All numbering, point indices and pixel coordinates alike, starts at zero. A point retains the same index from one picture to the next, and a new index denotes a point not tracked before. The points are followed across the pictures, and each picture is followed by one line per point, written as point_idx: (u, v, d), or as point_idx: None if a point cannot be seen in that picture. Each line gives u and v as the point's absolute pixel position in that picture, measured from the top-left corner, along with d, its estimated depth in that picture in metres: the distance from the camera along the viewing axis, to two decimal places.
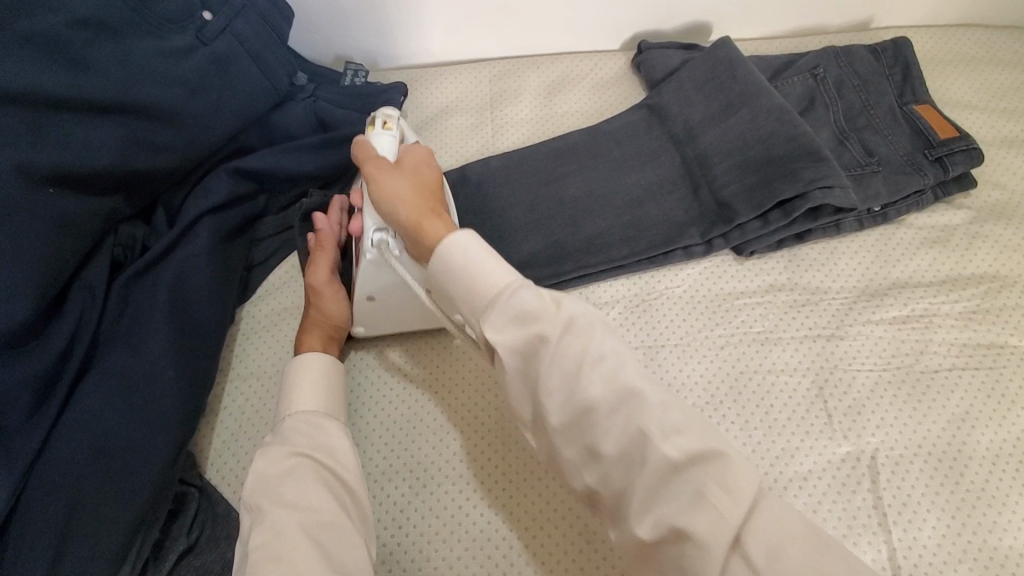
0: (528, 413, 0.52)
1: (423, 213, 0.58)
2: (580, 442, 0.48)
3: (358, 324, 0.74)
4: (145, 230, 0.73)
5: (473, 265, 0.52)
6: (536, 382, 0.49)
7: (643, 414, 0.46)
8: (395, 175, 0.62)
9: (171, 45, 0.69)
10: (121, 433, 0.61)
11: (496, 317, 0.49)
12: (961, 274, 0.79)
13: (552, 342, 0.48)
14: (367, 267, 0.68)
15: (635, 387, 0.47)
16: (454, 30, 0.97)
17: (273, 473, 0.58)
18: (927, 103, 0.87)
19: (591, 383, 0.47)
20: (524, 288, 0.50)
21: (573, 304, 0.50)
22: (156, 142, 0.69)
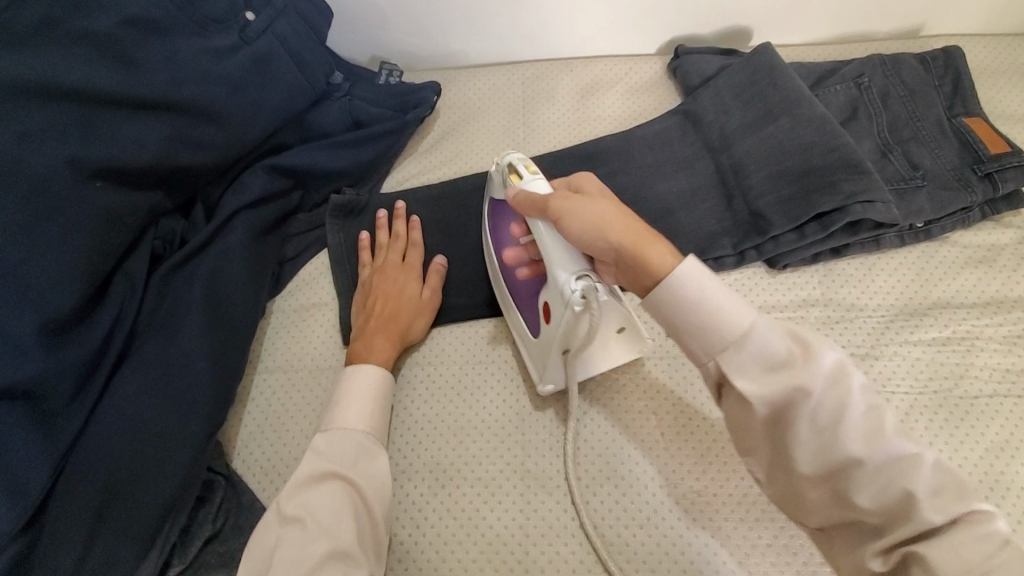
0: (759, 456, 0.50)
1: (641, 241, 0.54)
2: (830, 487, 0.46)
3: (547, 382, 0.69)
4: (184, 224, 0.75)
5: (715, 305, 0.49)
6: (784, 433, 0.47)
7: (911, 475, 0.43)
8: (590, 204, 0.58)
9: (215, 45, 0.71)
10: (156, 419, 0.63)
11: (744, 365, 0.47)
12: (1007, 296, 0.76)
13: (814, 397, 0.45)
14: (571, 325, 0.61)
15: (892, 442, 0.44)
16: (488, 33, 0.97)
17: (308, 494, 0.58)
18: (978, 115, 0.84)
19: (850, 434, 0.44)
20: (772, 329, 0.47)
21: (827, 350, 0.46)
22: (199, 139, 0.71)
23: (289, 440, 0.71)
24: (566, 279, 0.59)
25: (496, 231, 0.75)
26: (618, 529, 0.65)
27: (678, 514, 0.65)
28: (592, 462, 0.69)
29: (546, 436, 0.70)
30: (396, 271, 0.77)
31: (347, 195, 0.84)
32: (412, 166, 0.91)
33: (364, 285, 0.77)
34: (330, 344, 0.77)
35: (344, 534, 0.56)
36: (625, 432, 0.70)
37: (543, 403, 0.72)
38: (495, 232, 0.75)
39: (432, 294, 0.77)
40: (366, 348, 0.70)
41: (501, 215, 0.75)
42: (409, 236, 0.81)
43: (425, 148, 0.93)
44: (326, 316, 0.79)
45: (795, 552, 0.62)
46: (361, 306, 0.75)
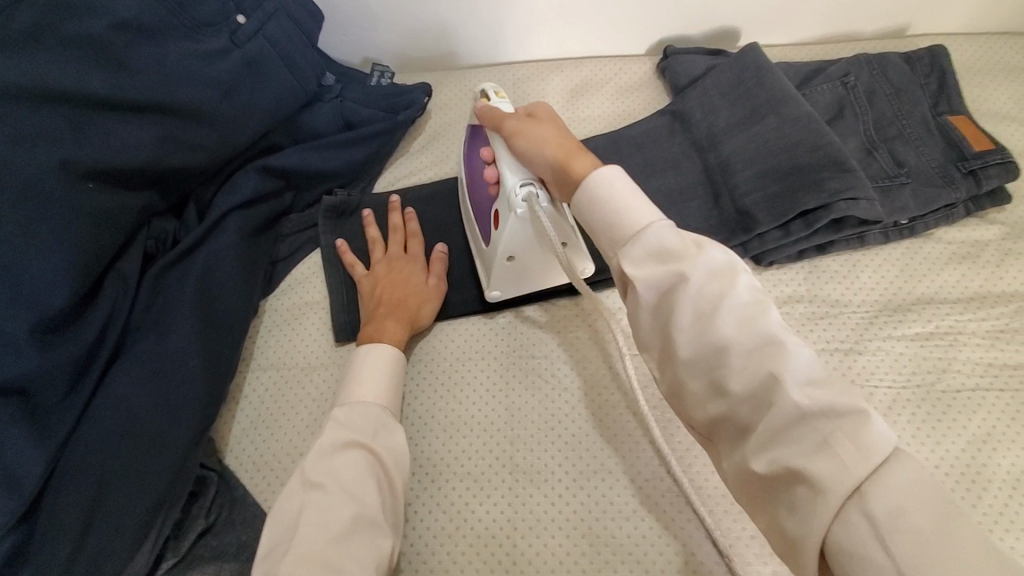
0: (654, 349, 0.52)
1: (571, 153, 0.61)
2: (707, 376, 0.47)
3: (493, 289, 0.76)
4: (177, 224, 0.76)
5: (615, 199, 0.54)
6: (669, 323, 0.49)
7: (786, 365, 0.43)
8: (539, 126, 0.65)
9: (206, 48, 0.72)
10: (148, 416, 0.64)
11: (638, 253, 0.51)
12: (991, 291, 0.76)
13: (691, 282, 0.47)
14: (511, 225, 0.68)
15: (772, 334, 0.45)
16: (479, 34, 0.98)
17: (335, 459, 0.59)
18: (963, 113, 0.85)
19: (724, 319, 0.46)
20: (668, 228, 0.50)
21: (715, 249, 0.49)
22: (191, 141, 0.72)
23: (281, 436, 0.72)
24: (513, 185, 0.66)
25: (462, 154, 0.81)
26: (604, 521, 0.65)
27: (663, 507, 0.66)
28: (580, 456, 0.69)
29: (535, 432, 0.71)
30: (399, 260, 0.79)
31: (338, 197, 0.85)
32: (403, 170, 0.92)
33: (370, 276, 0.78)
34: (322, 342, 0.78)
35: (369, 500, 0.57)
36: (613, 427, 0.71)
37: (531, 399, 0.73)
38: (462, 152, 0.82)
39: (438, 280, 0.79)
40: (377, 333, 0.71)
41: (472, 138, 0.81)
42: (408, 228, 0.83)
43: (417, 151, 0.94)
44: (318, 315, 0.80)
45: None
46: (370, 295, 0.77)
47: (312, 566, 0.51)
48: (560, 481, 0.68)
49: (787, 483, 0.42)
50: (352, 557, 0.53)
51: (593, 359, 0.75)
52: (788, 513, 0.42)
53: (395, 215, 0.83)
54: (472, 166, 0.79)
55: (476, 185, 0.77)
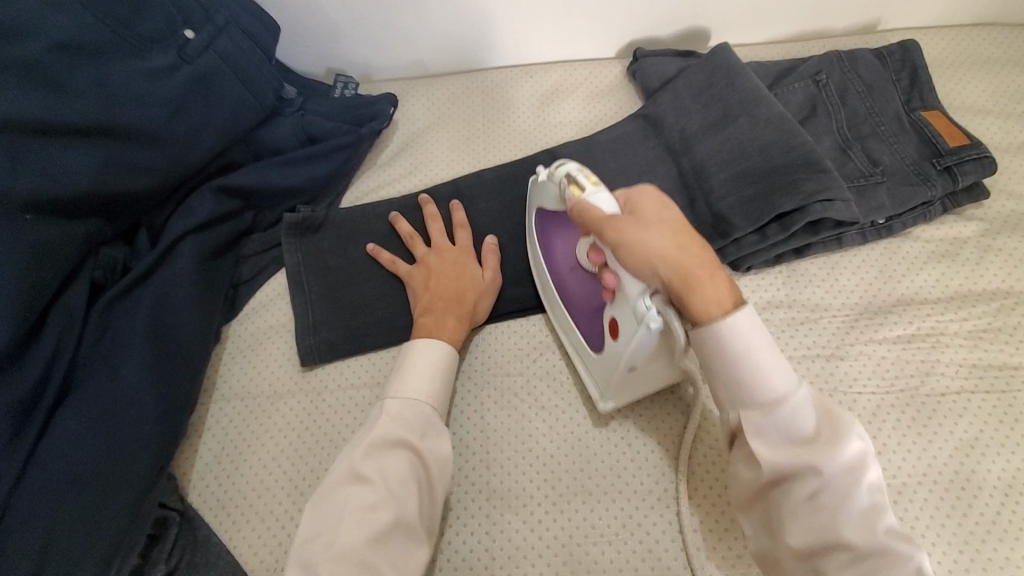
0: (754, 509, 0.56)
1: (704, 269, 0.54)
2: (807, 562, 0.51)
3: (608, 400, 0.67)
4: (126, 252, 0.73)
5: (760, 370, 0.52)
6: (777, 488, 0.52)
7: (892, 570, 0.47)
8: (646, 232, 0.55)
9: (152, 65, 0.69)
10: (100, 456, 0.61)
11: (760, 423, 0.52)
12: (971, 290, 0.75)
13: (825, 476, 0.49)
14: (634, 342, 0.58)
15: (881, 540, 0.47)
16: (444, 41, 0.95)
17: (382, 458, 0.58)
18: (937, 109, 0.84)
19: (849, 519, 0.48)
20: (806, 405, 0.52)
21: (858, 441, 0.50)
22: (137, 163, 0.69)
23: (247, 469, 0.69)
24: (637, 296, 0.56)
25: (551, 247, 0.74)
26: (585, 545, 0.63)
27: (647, 528, 0.64)
28: (559, 478, 0.67)
29: (511, 454, 0.68)
30: (449, 251, 0.77)
31: (302, 212, 0.82)
32: (366, 182, 0.89)
33: (418, 270, 0.76)
34: (288, 368, 0.75)
35: (410, 504, 0.57)
36: (592, 445, 0.68)
37: (508, 418, 0.71)
38: (549, 242, 0.75)
39: (491, 273, 0.77)
40: (437, 328, 0.69)
41: (559, 224, 0.74)
42: (455, 218, 0.81)
43: (382, 162, 0.91)
44: (284, 339, 0.77)
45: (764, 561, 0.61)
46: (422, 289, 0.74)
47: (348, 563, 0.52)
48: (540, 506, 0.65)
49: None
50: (389, 562, 0.54)
51: (569, 376, 0.73)
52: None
53: (432, 207, 0.82)
54: (568, 261, 0.72)
55: (579, 285, 0.70)
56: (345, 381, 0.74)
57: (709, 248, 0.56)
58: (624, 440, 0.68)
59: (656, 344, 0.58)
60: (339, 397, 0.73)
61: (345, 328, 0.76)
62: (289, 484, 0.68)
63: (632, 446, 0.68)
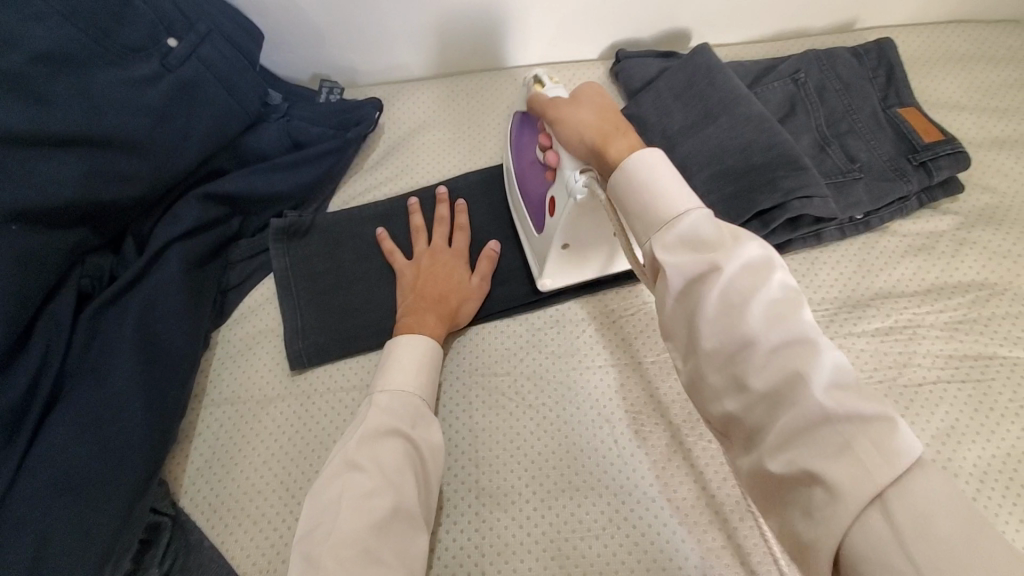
0: (676, 338, 0.50)
1: (612, 133, 0.60)
2: (727, 369, 0.45)
3: (545, 277, 0.76)
4: (114, 260, 0.74)
5: (654, 185, 0.52)
6: (693, 313, 0.47)
7: (813, 369, 0.41)
8: (578, 113, 0.64)
9: (136, 74, 0.70)
10: (90, 462, 0.61)
11: (668, 239, 0.49)
12: (948, 282, 0.77)
13: (725, 275, 0.45)
14: (565, 217, 0.68)
15: (807, 333, 0.43)
16: (428, 45, 0.96)
17: (378, 448, 0.59)
18: (912, 106, 0.85)
19: (755, 316, 0.44)
20: (707, 220, 0.49)
21: (753, 242, 0.47)
22: (122, 172, 0.70)
23: (239, 473, 0.70)
24: (568, 172, 0.65)
25: (518, 142, 0.82)
26: (572, 540, 0.64)
27: (634, 522, 0.65)
28: (547, 474, 0.68)
29: (500, 452, 0.69)
30: (443, 253, 0.79)
31: (289, 218, 0.82)
32: (351, 186, 0.90)
33: (407, 272, 0.77)
34: (277, 371, 0.76)
35: (407, 492, 0.57)
36: (580, 441, 0.69)
37: (496, 418, 0.71)
38: (519, 139, 0.83)
39: (481, 278, 0.78)
40: (417, 324, 0.70)
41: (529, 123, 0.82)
42: (456, 221, 0.82)
43: (368, 166, 0.92)
44: (273, 344, 0.78)
45: (749, 551, 0.63)
46: (410, 288, 0.76)
47: (351, 550, 0.52)
48: (528, 502, 0.66)
49: (806, 490, 0.40)
50: (390, 550, 0.54)
51: (556, 374, 0.74)
52: (804, 512, 0.40)
53: (444, 209, 0.82)
54: (529, 155, 0.80)
55: (534, 179, 0.78)
56: (334, 384, 0.75)
57: (624, 123, 0.61)
58: (610, 436, 0.70)
59: (575, 211, 0.66)
60: (329, 399, 0.74)
61: (333, 332, 0.77)
62: (280, 486, 0.69)
63: (619, 441, 0.69)
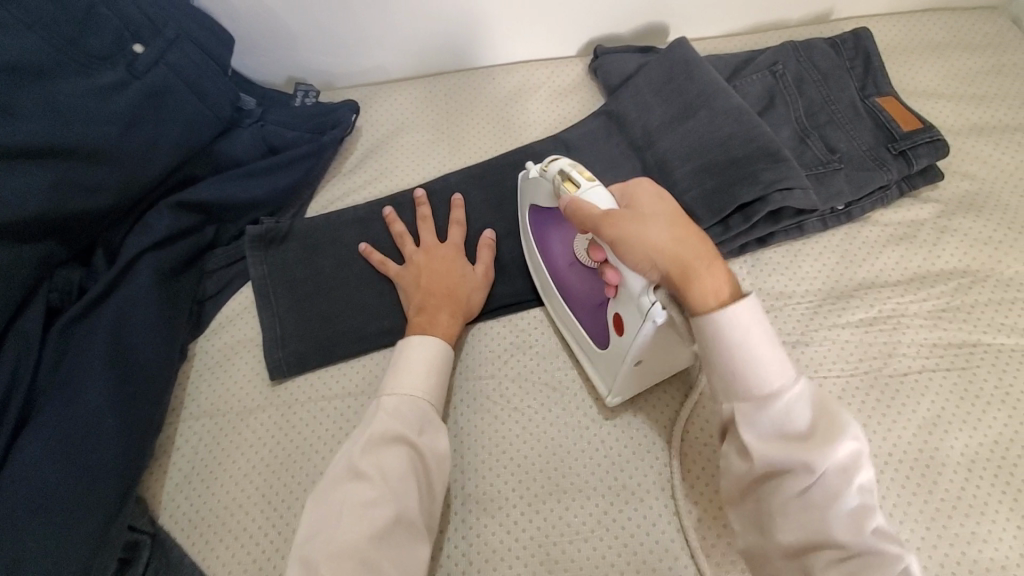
0: (740, 498, 0.54)
1: (701, 256, 0.54)
2: (800, 556, 0.49)
3: (614, 395, 0.67)
4: (83, 273, 0.72)
5: (754, 364, 0.50)
6: (767, 496, 0.50)
7: (883, 564, 0.45)
8: (644, 225, 0.55)
9: (101, 82, 0.68)
10: (64, 481, 0.60)
11: (755, 417, 0.50)
12: (929, 270, 0.77)
13: (815, 474, 0.47)
14: (642, 339, 0.59)
15: (871, 533, 0.46)
16: (404, 46, 0.95)
17: (380, 455, 0.58)
18: (890, 95, 0.85)
19: (837, 514, 0.47)
20: (801, 402, 0.50)
21: (851, 439, 0.48)
22: (90, 183, 0.68)
23: (219, 487, 0.68)
24: (642, 292, 0.57)
25: (546, 243, 0.74)
26: (561, 543, 0.63)
27: (622, 523, 0.64)
28: (533, 478, 0.67)
29: (484, 456, 0.68)
30: (439, 249, 0.78)
31: (265, 224, 0.81)
32: (329, 191, 0.88)
33: (409, 269, 0.76)
34: (258, 381, 0.74)
35: (410, 501, 0.56)
36: (566, 443, 0.69)
37: (481, 422, 0.70)
38: (545, 238, 0.74)
39: (484, 267, 0.77)
40: (430, 324, 0.70)
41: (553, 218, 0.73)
42: (454, 215, 0.81)
43: (347, 169, 0.90)
44: (253, 353, 0.76)
45: (737, 548, 0.62)
46: (415, 287, 0.75)
47: (350, 561, 0.52)
48: (516, 507, 0.65)
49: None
50: (389, 559, 0.53)
51: (541, 376, 0.73)
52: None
53: (423, 206, 0.82)
54: (566, 259, 0.72)
55: (578, 282, 0.71)
56: (316, 393, 0.73)
57: (707, 238, 0.56)
58: (596, 437, 0.69)
59: (661, 331, 0.58)
60: (311, 407, 0.72)
61: (314, 338, 0.76)
62: (261, 499, 0.67)
63: (605, 442, 0.68)
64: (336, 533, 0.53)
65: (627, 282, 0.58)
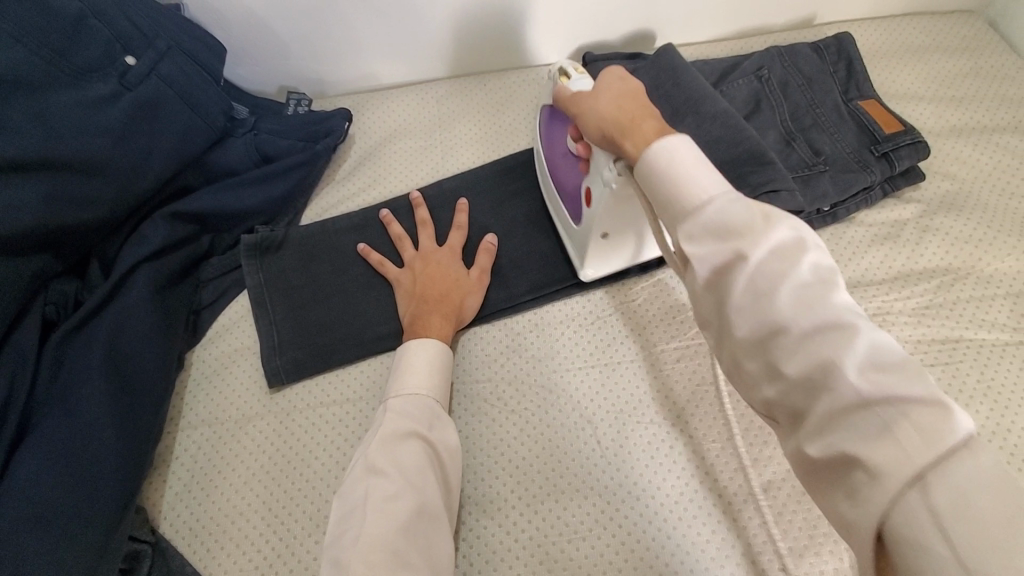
0: (710, 328, 0.47)
1: (638, 115, 0.55)
2: (762, 354, 0.42)
3: (587, 268, 0.76)
4: (79, 285, 0.72)
5: (679, 171, 0.48)
6: (723, 300, 0.44)
7: (846, 348, 0.38)
8: (597, 100, 0.60)
9: (92, 94, 0.68)
10: (63, 493, 0.60)
11: (693, 227, 0.45)
12: (913, 269, 0.79)
13: (752, 261, 0.42)
14: (602, 210, 0.67)
15: (832, 314, 0.39)
16: (395, 53, 0.95)
17: (396, 451, 0.58)
18: (873, 98, 0.87)
19: (784, 297, 0.41)
20: (733, 203, 0.45)
21: (785, 224, 0.43)
22: (83, 195, 0.68)
23: (219, 496, 0.68)
24: (604, 166, 0.63)
25: (549, 137, 0.80)
26: (560, 543, 0.64)
27: (619, 521, 0.65)
28: (531, 478, 0.68)
29: (482, 459, 0.69)
30: (436, 252, 0.79)
31: (260, 234, 0.81)
32: (322, 198, 0.89)
33: (404, 273, 0.78)
34: (255, 390, 0.75)
35: (429, 494, 0.57)
36: (563, 444, 0.70)
37: (479, 425, 0.71)
38: (550, 131, 0.80)
39: (480, 270, 0.78)
40: (424, 327, 0.71)
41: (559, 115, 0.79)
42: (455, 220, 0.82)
43: (340, 177, 0.91)
44: (249, 362, 0.76)
45: (732, 544, 0.63)
46: (411, 291, 0.76)
47: (382, 552, 0.51)
48: (514, 508, 0.66)
49: (843, 469, 0.37)
50: (417, 550, 0.53)
51: (537, 379, 0.74)
52: (846, 498, 0.37)
53: (421, 210, 0.82)
54: (562, 148, 0.77)
55: (568, 170, 0.76)
56: (314, 400, 0.74)
57: (651, 107, 0.56)
58: (592, 437, 0.70)
59: (609, 200, 0.65)
60: (309, 414, 0.73)
61: (311, 346, 0.76)
62: (262, 507, 0.68)
63: (601, 442, 0.70)
64: (366, 526, 0.52)
65: (594, 168, 0.66)
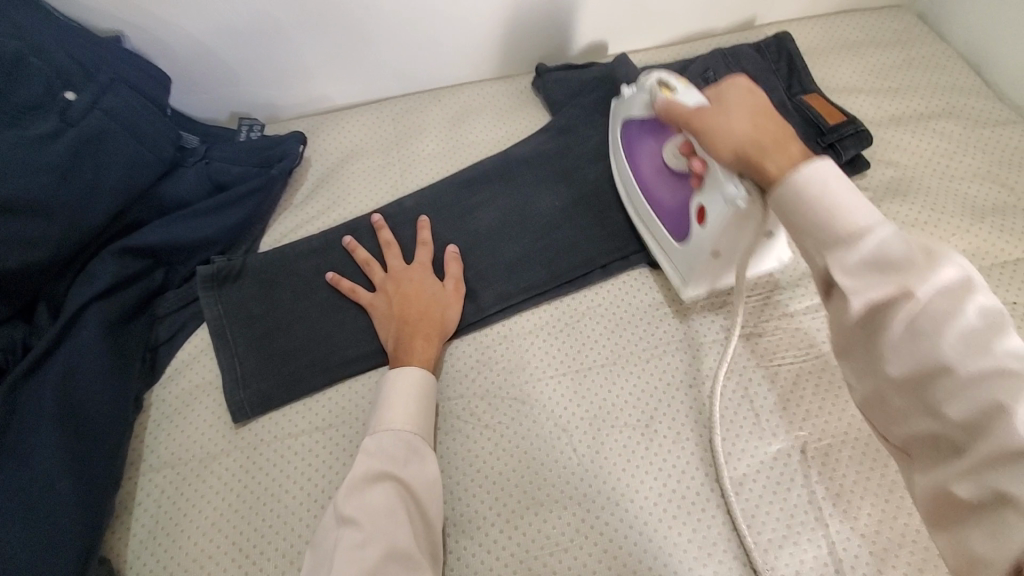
0: (847, 356, 0.48)
1: (780, 140, 0.54)
2: (918, 397, 0.43)
3: (691, 287, 0.74)
4: (27, 329, 0.69)
5: (832, 198, 0.47)
6: (875, 332, 0.45)
7: (1020, 400, 0.39)
8: (727, 117, 0.58)
9: (31, 132, 0.66)
10: (17, 552, 0.57)
11: (852, 261, 0.45)
12: None
13: (917, 300, 0.42)
14: (715, 227, 0.66)
15: (1000, 361, 0.40)
16: (347, 73, 0.95)
17: (364, 495, 0.57)
18: (815, 92, 0.90)
19: (952, 343, 0.41)
20: (893, 236, 0.45)
21: (951, 263, 0.43)
22: (26, 237, 0.65)
23: (185, 540, 0.66)
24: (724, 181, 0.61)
25: (635, 151, 0.80)
26: (542, 557, 0.64)
27: (600, 531, 0.65)
28: (510, 494, 0.67)
29: (462, 479, 0.68)
30: (406, 271, 0.78)
31: (217, 263, 0.79)
32: (280, 225, 0.87)
33: (382, 292, 0.77)
34: (220, 425, 0.72)
35: (400, 535, 0.56)
36: (539, 455, 0.69)
37: (453, 443, 0.70)
38: (635, 145, 0.80)
39: (453, 279, 0.78)
40: (406, 354, 0.70)
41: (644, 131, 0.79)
42: (419, 236, 0.82)
43: (299, 202, 0.89)
44: (213, 396, 0.74)
45: (714, 541, 0.63)
46: (390, 315, 0.75)
47: None
48: (494, 525, 0.66)
49: (995, 517, 0.39)
50: None
51: (508, 391, 0.73)
52: (986, 538, 0.39)
53: (383, 230, 0.81)
54: (653, 165, 0.78)
55: (664, 189, 0.76)
56: (281, 432, 0.72)
57: (788, 127, 0.56)
58: (568, 446, 0.70)
59: (730, 217, 0.63)
60: (278, 445, 0.71)
61: (276, 376, 0.74)
62: (232, 548, 0.65)
63: (578, 450, 0.69)
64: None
65: (710, 184, 0.65)
